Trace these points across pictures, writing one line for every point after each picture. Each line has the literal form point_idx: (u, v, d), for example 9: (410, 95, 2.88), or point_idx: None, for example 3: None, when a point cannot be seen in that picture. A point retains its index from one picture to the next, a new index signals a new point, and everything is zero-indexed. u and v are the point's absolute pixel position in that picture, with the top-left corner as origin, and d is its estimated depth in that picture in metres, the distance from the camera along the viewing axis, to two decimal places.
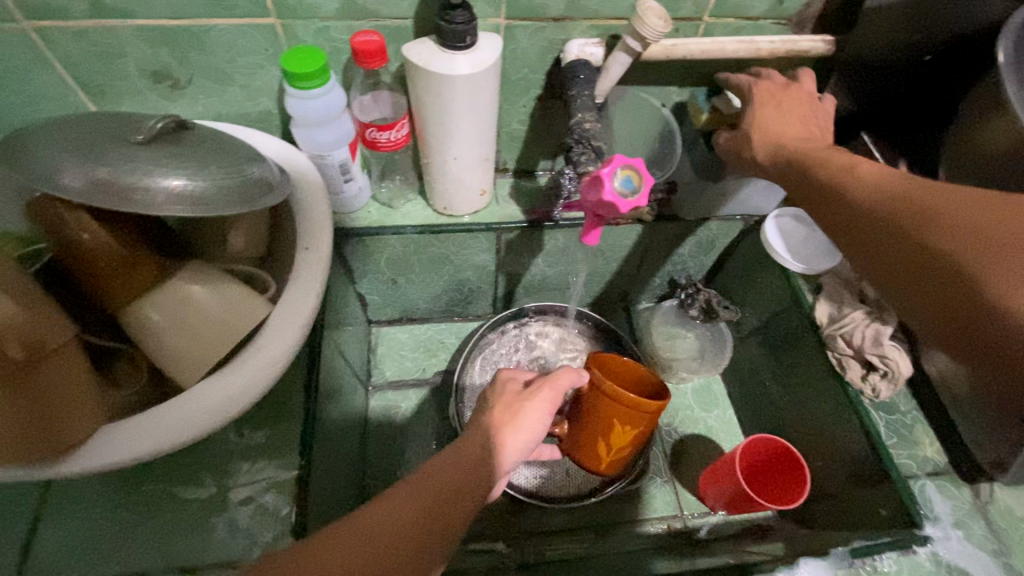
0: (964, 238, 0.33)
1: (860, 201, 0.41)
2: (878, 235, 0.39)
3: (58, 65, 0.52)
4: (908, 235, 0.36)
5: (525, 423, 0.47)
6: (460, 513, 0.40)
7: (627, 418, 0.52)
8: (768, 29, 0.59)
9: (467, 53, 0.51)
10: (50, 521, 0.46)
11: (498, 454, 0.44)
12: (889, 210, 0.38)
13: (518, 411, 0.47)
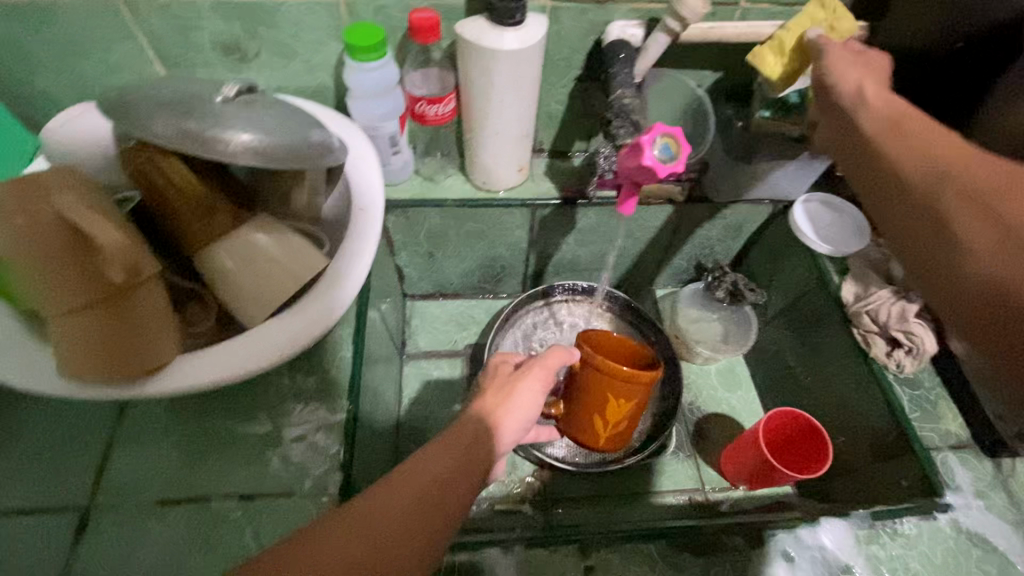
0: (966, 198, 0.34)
1: (886, 143, 0.39)
2: (918, 199, 0.36)
3: (140, 36, 0.57)
4: (947, 206, 0.35)
5: (515, 409, 0.47)
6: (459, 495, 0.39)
7: (621, 392, 0.52)
8: (803, 15, 0.61)
9: (515, 30, 0.55)
10: (120, 450, 0.50)
11: (495, 434, 0.45)
12: (950, 169, 0.36)
13: (510, 390, 0.48)
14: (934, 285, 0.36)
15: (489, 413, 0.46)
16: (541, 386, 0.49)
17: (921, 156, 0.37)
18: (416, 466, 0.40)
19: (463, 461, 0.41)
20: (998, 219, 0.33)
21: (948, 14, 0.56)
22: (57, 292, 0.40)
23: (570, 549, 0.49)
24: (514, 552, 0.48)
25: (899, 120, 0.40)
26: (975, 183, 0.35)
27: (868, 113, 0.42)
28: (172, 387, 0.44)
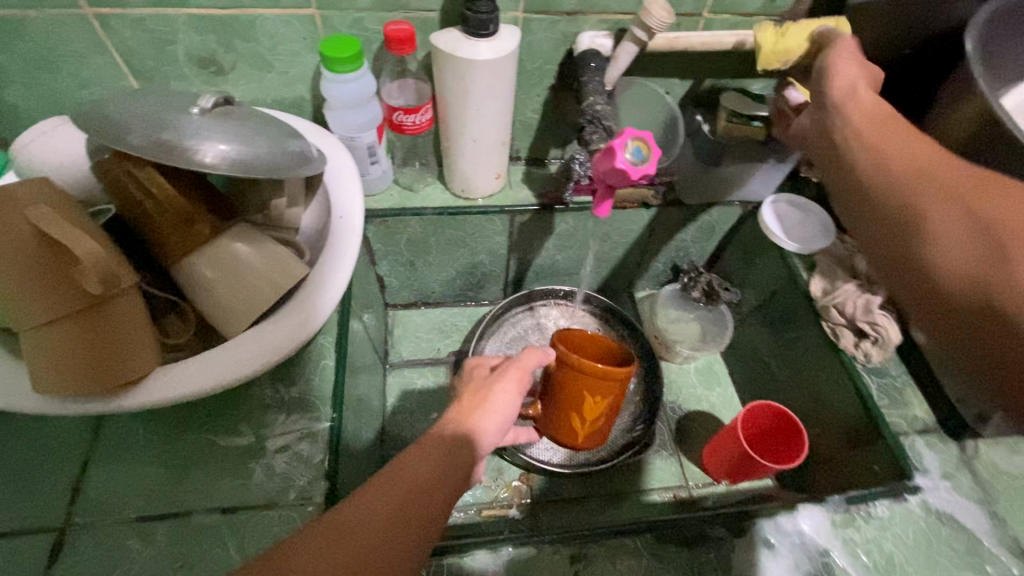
0: (943, 202, 0.36)
1: (864, 145, 0.42)
2: (898, 196, 0.38)
3: (113, 50, 0.57)
4: (926, 211, 0.36)
5: (486, 425, 0.45)
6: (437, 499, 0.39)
7: (596, 389, 0.52)
8: (763, 24, 0.64)
9: (489, 41, 0.56)
10: (97, 467, 0.49)
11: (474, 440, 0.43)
12: (936, 176, 0.37)
13: (486, 395, 0.46)
14: (911, 277, 0.37)
15: (465, 418, 0.45)
16: (516, 392, 0.47)
17: (893, 158, 0.40)
18: (392, 476, 0.39)
19: (441, 469, 0.40)
20: (972, 211, 0.35)
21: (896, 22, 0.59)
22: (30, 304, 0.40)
23: (557, 548, 0.49)
24: (501, 553, 0.48)
25: (876, 123, 0.43)
26: (949, 182, 0.37)
27: (862, 122, 0.43)
28: (152, 398, 0.43)
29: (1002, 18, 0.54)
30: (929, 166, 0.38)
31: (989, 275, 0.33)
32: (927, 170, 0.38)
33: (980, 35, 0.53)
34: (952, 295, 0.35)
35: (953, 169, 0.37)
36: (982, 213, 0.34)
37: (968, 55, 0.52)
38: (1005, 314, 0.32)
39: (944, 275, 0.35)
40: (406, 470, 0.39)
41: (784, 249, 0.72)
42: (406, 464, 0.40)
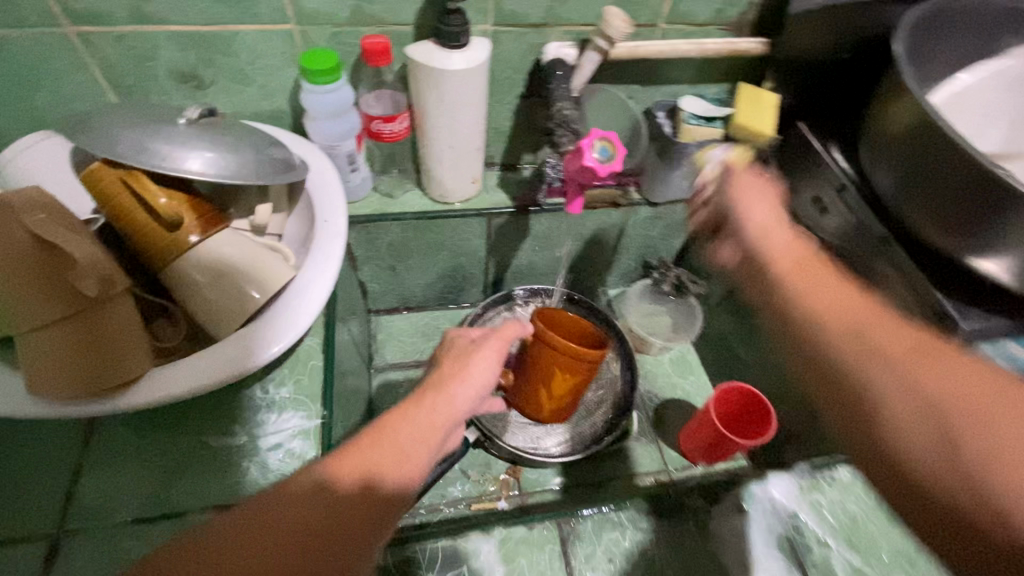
0: (897, 386, 0.31)
1: (797, 287, 0.39)
2: (846, 376, 0.33)
3: (93, 67, 0.58)
4: (882, 395, 0.31)
5: (461, 395, 0.47)
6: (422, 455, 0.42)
7: (568, 367, 0.55)
8: (714, 33, 0.70)
9: (461, 51, 0.60)
10: (88, 475, 0.49)
11: (453, 401, 0.46)
12: (883, 351, 0.32)
13: (466, 361, 0.50)
14: (891, 476, 0.31)
15: (447, 383, 0.48)
16: (491, 367, 0.50)
17: (825, 304, 0.37)
18: (381, 432, 0.42)
19: (427, 429, 0.43)
20: (905, 372, 0.31)
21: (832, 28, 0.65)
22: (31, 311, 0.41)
23: None
24: None
25: (805, 269, 0.41)
26: (883, 340, 0.33)
27: (789, 278, 0.40)
28: (147, 398, 0.44)
29: (926, 20, 0.59)
30: (858, 313, 0.35)
31: (970, 489, 0.27)
32: (862, 321, 0.35)
33: (909, 37, 0.59)
34: (962, 506, 0.28)
35: (886, 322, 0.34)
36: (915, 378, 0.31)
37: (898, 55, 0.58)
38: (988, 534, 0.27)
39: (931, 480, 0.29)
40: (375, 436, 0.42)
41: None
42: (377, 430, 0.42)
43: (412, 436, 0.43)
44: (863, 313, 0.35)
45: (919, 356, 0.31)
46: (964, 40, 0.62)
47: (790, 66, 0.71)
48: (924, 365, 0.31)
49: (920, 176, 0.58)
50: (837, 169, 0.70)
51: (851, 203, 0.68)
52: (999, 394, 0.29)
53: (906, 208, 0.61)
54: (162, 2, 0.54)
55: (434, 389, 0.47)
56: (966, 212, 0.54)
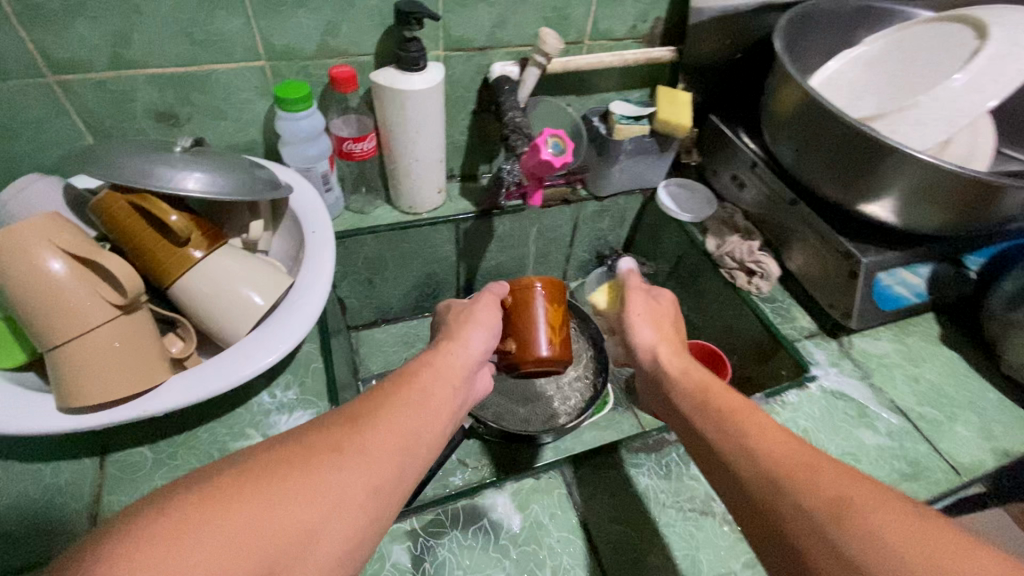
0: (825, 544, 0.36)
1: (725, 435, 0.46)
2: (782, 530, 0.39)
3: (73, 113, 0.61)
4: (813, 556, 0.36)
5: (472, 334, 0.58)
6: (433, 428, 0.46)
7: (553, 298, 0.62)
8: (631, 46, 0.82)
9: (419, 74, 0.68)
10: (110, 493, 0.51)
11: (463, 338, 0.57)
12: (810, 509, 0.38)
13: (472, 311, 0.61)
14: None
15: (462, 328, 0.58)
16: (490, 308, 0.61)
17: (751, 448, 0.44)
18: (396, 405, 0.45)
19: (434, 405, 0.48)
20: (824, 530, 0.36)
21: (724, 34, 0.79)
22: (57, 325, 0.43)
23: (550, 474, 0.57)
24: (505, 488, 0.55)
25: (726, 414, 0.48)
26: (801, 497, 0.39)
27: (722, 430, 0.47)
28: (172, 401, 0.47)
29: (794, 23, 0.73)
30: (775, 450, 0.43)
31: None
32: (788, 466, 0.41)
33: (784, 34, 0.72)
34: None
35: (805, 454, 0.41)
36: (831, 535, 0.36)
37: (778, 50, 0.70)
38: None
39: None
40: (404, 374, 0.50)
41: (681, 221, 0.89)
42: (404, 371, 0.51)
43: (435, 373, 0.51)
44: (796, 462, 0.41)
45: (833, 507, 0.37)
46: (824, 37, 0.77)
47: (694, 69, 0.84)
48: (837, 514, 0.36)
49: (808, 144, 0.71)
50: (750, 151, 0.83)
51: (764, 176, 0.80)
52: (909, 556, 0.33)
53: (806, 175, 0.73)
54: (142, 47, 0.58)
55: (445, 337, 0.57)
56: (852, 162, 0.66)
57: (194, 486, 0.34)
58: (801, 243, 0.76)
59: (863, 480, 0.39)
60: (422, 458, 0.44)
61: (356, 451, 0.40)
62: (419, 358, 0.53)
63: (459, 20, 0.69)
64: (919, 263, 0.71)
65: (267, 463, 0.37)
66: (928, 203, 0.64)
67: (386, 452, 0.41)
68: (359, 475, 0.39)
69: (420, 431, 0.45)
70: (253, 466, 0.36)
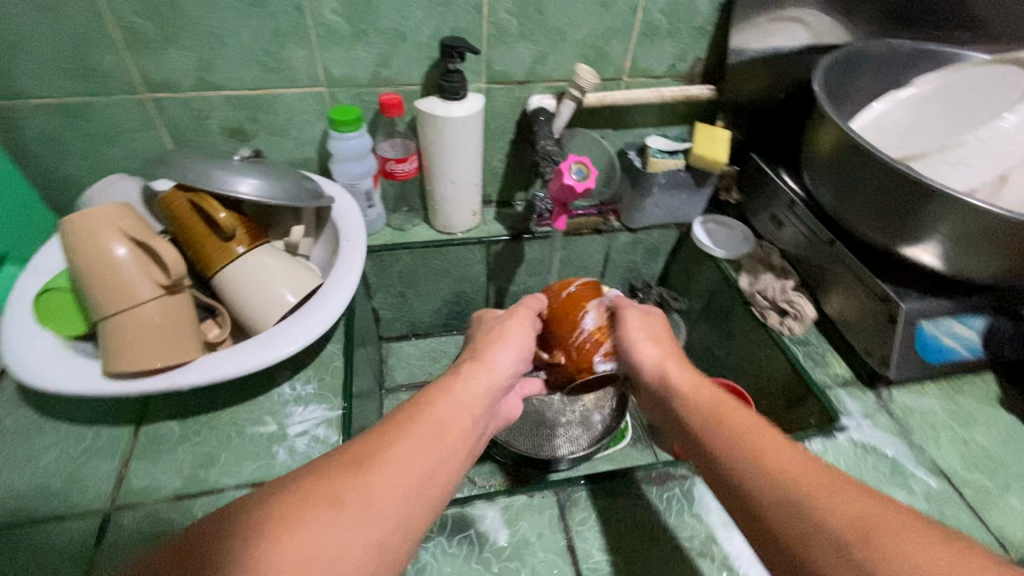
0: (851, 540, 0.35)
1: (742, 470, 0.43)
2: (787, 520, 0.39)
3: (160, 125, 0.71)
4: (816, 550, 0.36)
5: (498, 353, 0.61)
6: (443, 479, 0.46)
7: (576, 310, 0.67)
8: (670, 84, 0.84)
9: (460, 103, 0.73)
10: (138, 460, 0.56)
11: (492, 357, 0.60)
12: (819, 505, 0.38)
13: (502, 329, 0.64)
14: None
15: (492, 349, 0.61)
16: (522, 327, 0.65)
17: (769, 472, 0.42)
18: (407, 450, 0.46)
19: (447, 448, 0.48)
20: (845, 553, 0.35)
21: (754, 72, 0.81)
22: (113, 300, 0.49)
23: (544, 494, 0.56)
24: (496, 502, 0.55)
25: (733, 443, 0.46)
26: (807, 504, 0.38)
27: (736, 426, 0.47)
28: (196, 379, 0.51)
29: (838, 64, 0.72)
30: (786, 474, 0.41)
31: None
32: (794, 475, 0.41)
33: (827, 75, 0.71)
34: None
35: (819, 474, 0.40)
36: (856, 559, 0.34)
37: (817, 91, 0.69)
38: None
39: None
40: (419, 407, 0.51)
41: (714, 257, 0.88)
42: (420, 403, 0.52)
43: (453, 404, 0.53)
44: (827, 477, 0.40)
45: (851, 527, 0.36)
46: (869, 78, 0.76)
47: (734, 107, 0.85)
48: (859, 536, 0.35)
49: (850, 189, 0.68)
50: (789, 189, 0.81)
51: (802, 216, 0.78)
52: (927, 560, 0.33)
53: (846, 215, 0.70)
54: (221, 71, 0.67)
55: (471, 360, 0.59)
56: (897, 209, 0.63)
57: (191, 543, 0.35)
58: (838, 285, 0.73)
59: (881, 504, 0.37)
60: (429, 500, 0.44)
61: (364, 490, 0.41)
62: (437, 388, 0.54)
63: (501, 56, 0.74)
64: (972, 316, 0.66)
65: (273, 507, 0.38)
66: (979, 251, 0.60)
67: (392, 503, 0.42)
68: (360, 526, 0.39)
69: (430, 472, 0.45)
70: (249, 520, 0.37)
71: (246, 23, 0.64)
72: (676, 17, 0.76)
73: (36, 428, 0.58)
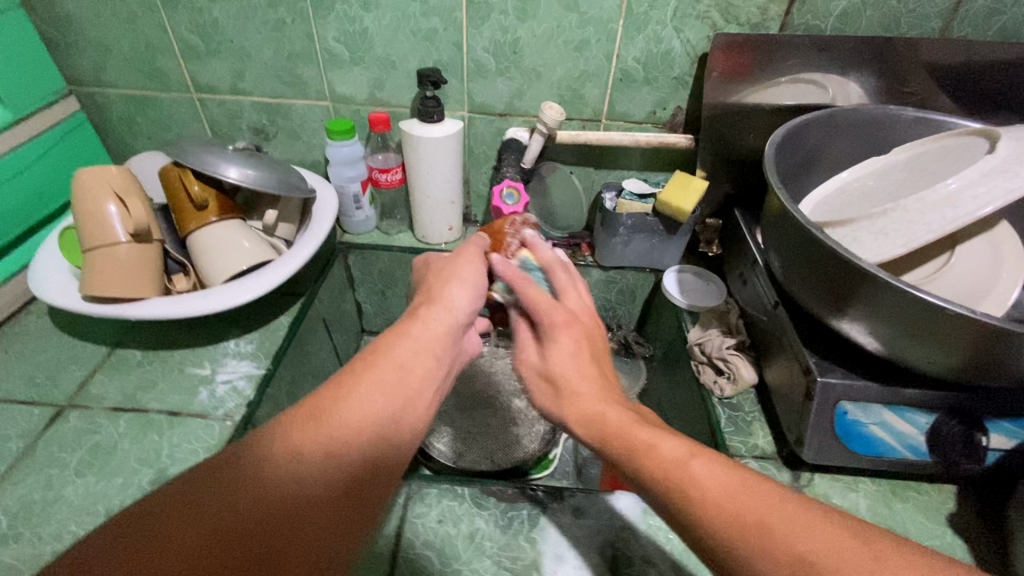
0: (803, 560, 0.34)
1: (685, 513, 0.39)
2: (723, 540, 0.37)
3: (203, 119, 0.88)
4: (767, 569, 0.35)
5: (453, 293, 0.56)
6: (407, 423, 0.45)
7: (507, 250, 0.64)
8: (651, 129, 0.85)
9: (435, 126, 0.81)
10: (100, 373, 0.69)
11: (445, 299, 0.55)
12: (761, 524, 0.37)
13: (451, 268, 0.59)
14: None
15: (447, 288, 0.57)
16: (471, 264, 0.60)
17: (695, 500, 0.39)
18: (354, 401, 0.43)
19: (409, 391, 0.46)
20: (764, 571, 0.35)
21: (728, 124, 0.80)
22: (96, 243, 0.63)
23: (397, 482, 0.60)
24: None
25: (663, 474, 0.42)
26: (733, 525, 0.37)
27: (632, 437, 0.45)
28: (145, 313, 0.63)
29: (803, 124, 0.68)
30: (732, 515, 0.38)
31: None
32: (718, 493, 0.39)
33: (788, 135, 0.67)
34: None
35: (737, 498, 0.38)
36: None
37: (766, 153, 0.65)
38: None
39: None
40: (376, 354, 0.48)
41: (676, 307, 0.86)
42: (377, 347, 0.49)
43: (415, 347, 0.50)
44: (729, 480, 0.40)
45: (796, 568, 0.34)
46: (849, 141, 0.71)
47: (713, 159, 0.83)
48: (795, 574, 0.34)
49: (789, 251, 0.63)
50: (757, 248, 0.77)
51: (758, 275, 0.74)
52: (859, 556, 0.34)
53: (788, 280, 0.65)
54: (250, 81, 0.83)
55: (425, 302, 0.55)
56: (828, 280, 0.58)
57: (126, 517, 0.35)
58: (776, 352, 0.68)
59: (837, 530, 0.36)
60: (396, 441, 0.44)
61: (326, 441, 0.40)
62: (398, 330, 0.51)
63: (481, 89, 0.82)
64: (914, 411, 0.58)
65: (224, 481, 0.37)
66: (906, 334, 0.54)
67: (350, 444, 0.41)
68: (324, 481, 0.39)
69: (387, 403, 0.45)
70: (181, 495, 0.36)
71: (269, 44, 0.79)
72: (652, 66, 0.78)
73: (47, 333, 0.74)
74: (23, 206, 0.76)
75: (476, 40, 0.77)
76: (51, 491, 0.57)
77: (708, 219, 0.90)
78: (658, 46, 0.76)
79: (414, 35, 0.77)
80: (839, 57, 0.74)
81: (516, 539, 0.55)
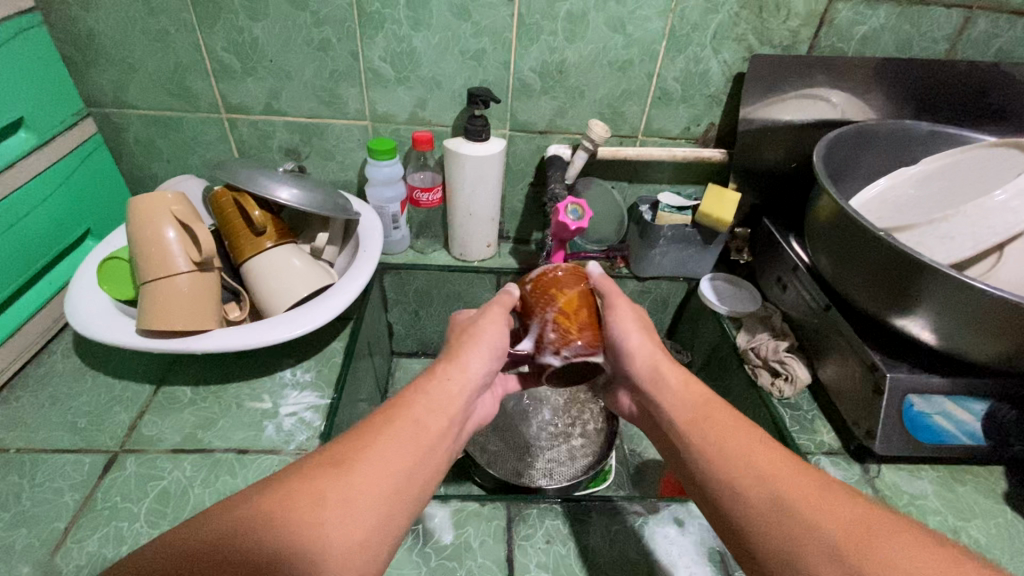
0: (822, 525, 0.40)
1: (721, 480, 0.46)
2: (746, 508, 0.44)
3: (231, 141, 0.84)
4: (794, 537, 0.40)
5: (471, 355, 0.58)
6: (413, 488, 0.46)
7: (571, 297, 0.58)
8: (684, 145, 0.89)
9: (482, 144, 0.80)
10: (150, 415, 0.64)
11: (462, 360, 0.57)
12: (788, 493, 0.43)
13: (478, 327, 0.60)
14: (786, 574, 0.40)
15: (461, 348, 0.59)
16: (495, 325, 0.61)
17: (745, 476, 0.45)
18: (362, 460, 0.45)
19: (417, 454, 0.47)
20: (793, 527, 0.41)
21: (760, 139, 0.85)
22: (155, 273, 0.59)
23: (495, 506, 0.58)
24: (449, 504, 0.58)
25: (711, 468, 0.48)
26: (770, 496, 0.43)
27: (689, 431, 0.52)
28: (211, 346, 0.60)
29: (842, 136, 0.73)
30: (766, 468, 0.45)
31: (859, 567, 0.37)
32: (764, 475, 0.44)
33: (831, 146, 0.72)
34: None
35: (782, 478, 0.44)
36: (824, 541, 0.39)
37: (814, 163, 0.69)
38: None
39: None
40: (392, 412, 0.50)
41: (717, 314, 0.89)
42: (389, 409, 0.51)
43: (425, 410, 0.51)
44: (776, 470, 0.45)
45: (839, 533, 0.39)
46: (878, 153, 0.77)
47: (745, 170, 0.88)
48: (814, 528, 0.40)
49: (842, 256, 0.67)
50: (795, 254, 0.82)
51: (802, 279, 0.78)
52: (869, 535, 0.39)
53: (842, 283, 0.69)
54: (286, 101, 0.80)
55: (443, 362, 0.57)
56: (886, 281, 0.62)
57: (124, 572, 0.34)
58: (832, 353, 0.72)
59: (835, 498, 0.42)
60: (402, 508, 0.44)
61: (307, 516, 0.40)
62: (409, 392, 0.53)
63: (524, 108, 0.83)
64: (972, 399, 0.62)
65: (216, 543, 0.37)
66: (973, 329, 0.57)
67: (358, 509, 0.42)
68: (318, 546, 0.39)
69: (378, 477, 0.44)
70: (184, 552, 0.36)
71: (311, 63, 0.77)
72: (689, 85, 0.82)
73: (79, 374, 0.68)
74: (45, 236, 0.70)
75: (524, 61, 0.78)
76: (125, 547, 0.52)
77: (737, 228, 0.95)
78: (697, 66, 0.80)
79: (463, 55, 0.77)
80: (860, 77, 0.81)
81: (627, 553, 0.55)
